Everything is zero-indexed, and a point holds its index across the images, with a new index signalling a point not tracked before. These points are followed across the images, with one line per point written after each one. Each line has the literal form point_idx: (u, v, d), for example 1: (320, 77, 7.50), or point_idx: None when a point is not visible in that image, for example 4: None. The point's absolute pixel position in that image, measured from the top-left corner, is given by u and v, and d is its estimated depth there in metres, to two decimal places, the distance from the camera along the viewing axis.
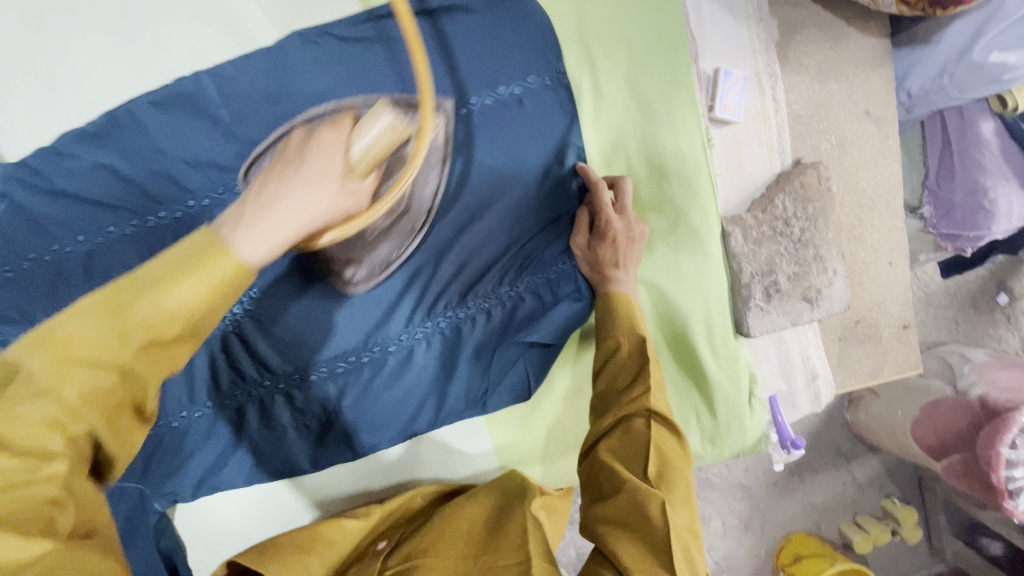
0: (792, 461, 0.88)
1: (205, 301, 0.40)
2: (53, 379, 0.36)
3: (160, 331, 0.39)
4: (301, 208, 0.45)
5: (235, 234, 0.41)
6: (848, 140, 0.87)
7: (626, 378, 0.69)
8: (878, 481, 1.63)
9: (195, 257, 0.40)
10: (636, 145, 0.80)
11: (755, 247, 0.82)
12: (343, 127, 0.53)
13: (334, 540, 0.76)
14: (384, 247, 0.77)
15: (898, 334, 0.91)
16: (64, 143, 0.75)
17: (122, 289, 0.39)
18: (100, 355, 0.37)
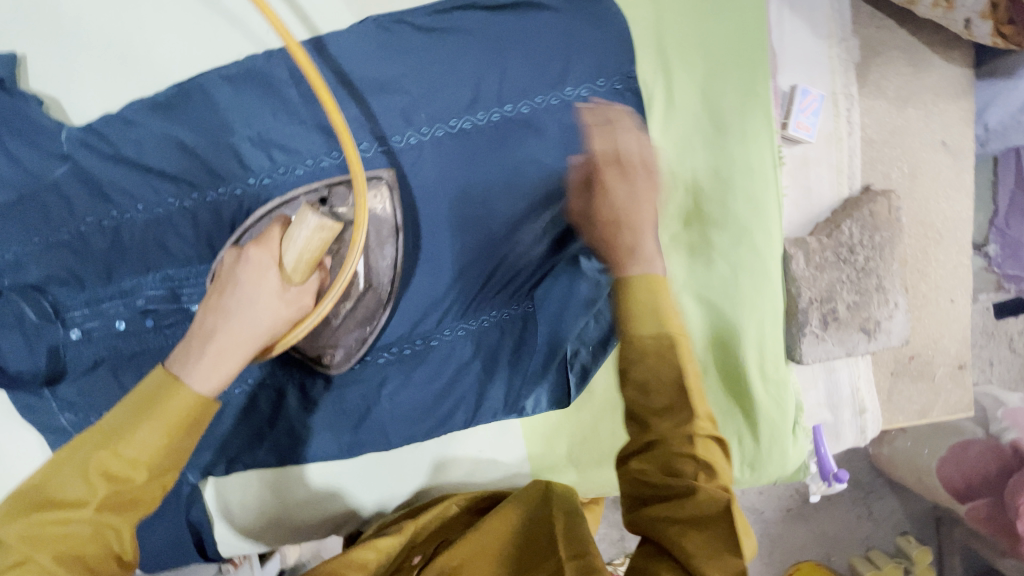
0: (832, 495, 0.86)
1: (158, 441, 0.51)
2: (32, 546, 0.48)
3: (125, 478, 0.50)
4: (243, 332, 0.55)
5: (184, 371, 0.53)
6: (920, 170, 0.84)
7: (663, 392, 0.57)
8: (896, 517, 1.60)
9: (139, 410, 0.51)
10: (704, 157, 0.78)
11: (816, 273, 0.80)
12: (272, 237, 0.58)
13: (368, 560, 0.74)
14: (353, 330, 0.77)
15: (953, 374, 0.88)
16: (132, 112, 0.75)
17: (91, 444, 0.50)
18: (69, 518, 0.49)
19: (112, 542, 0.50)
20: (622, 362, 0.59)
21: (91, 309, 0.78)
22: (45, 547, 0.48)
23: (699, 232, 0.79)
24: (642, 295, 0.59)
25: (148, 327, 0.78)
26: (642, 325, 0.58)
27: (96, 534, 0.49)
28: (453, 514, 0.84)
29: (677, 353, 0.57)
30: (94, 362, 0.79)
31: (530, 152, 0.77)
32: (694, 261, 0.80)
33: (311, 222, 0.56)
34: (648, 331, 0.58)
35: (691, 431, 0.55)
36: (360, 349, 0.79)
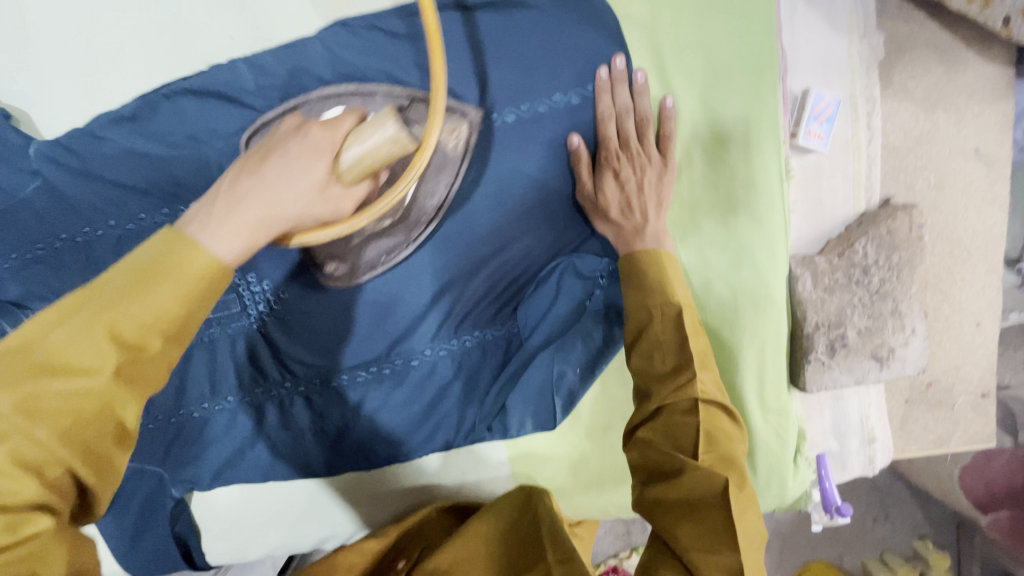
0: (834, 527, 0.81)
1: (179, 307, 0.40)
2: (21, 422, 0.36)
3: (141, 347, 0.39)
4: (270, 207, 0.48)
5: (200, 232, 0.44)
6: (949, 181, 0.76)
7: (666, 362, 0.61)
8: (913, 521, 1.54)
9: (157, 263, 0.41)
10: (702, 170, 0.71)
11: (825, 296, 0.73)
12: (341, 128, 0.54)
13: (353, 563, 0.77)
14: (373, 249, 0.73)
15: (974, 403, 0.82)
16: (100, 126, 0.73)
17: (89, 303, 0.39)
18: (69, 389, 0.37)
19: (123, 418, 0.39)
20: (631, 336, 0.64)
21: None
22: (43, 423, 0.36)
23: (696, 250, 0.73)
24: (654, 268, 0.65)
25: None
26: (650, 295, 0.64)
27: (103, 407, 0.38)
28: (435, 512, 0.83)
29: (685, 322, 0.61)
30: None
31: (515, 163, 0.71)
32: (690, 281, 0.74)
33: (388, 130, 0.53)
34: (658, 304, 0.63)
35: (693, 395, 0.57)
36: (366, 274, 0.74)
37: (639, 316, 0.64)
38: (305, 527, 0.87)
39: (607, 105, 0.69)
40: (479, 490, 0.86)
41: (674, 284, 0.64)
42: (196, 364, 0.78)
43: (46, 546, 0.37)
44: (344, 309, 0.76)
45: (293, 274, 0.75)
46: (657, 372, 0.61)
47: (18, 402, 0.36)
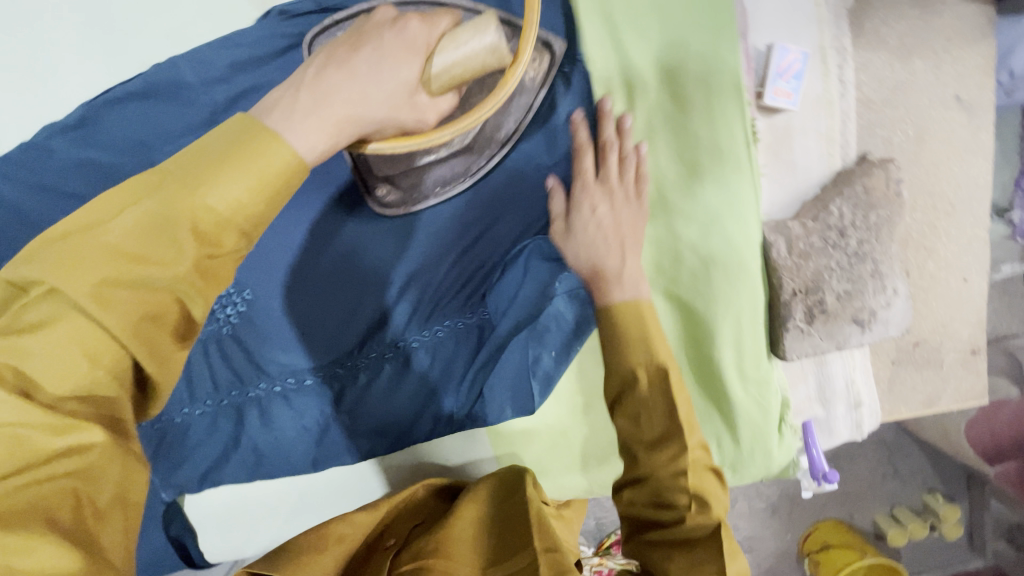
0: (822, 493, 0.81)
1: (252, 203, 0.42)
2: (98, 307, 0.38)
3: (214, 243, 0.41)
4: (359, 109, 0.51)
5: (284, 127, 0.46)
6: (929, 132, 0.73)
7: (654, 425, 0.63)
8: (921, 475, 1.54)
9: (230, 155, 0.42)
10: (665, 138, 0.68)
11: (800, 261, 0.71)
12: (438, 31, 0.56)
13: (344, 534, 0.76)
14: (433, 176, 0.70)
15: (964, 360, 0.79)
16: (46, 136, 0.71)
17: (159, 195, 0.41)
18: (146, 276, 0.39)
19: (190, 312, 0.41)
20: (616, 391, 0.65)
21: None
22: (115, 312, 0.38)
23: (665, 223, 0.70)
24: (636, 327, 0.65)
25: None
26: (635, 354, 0.64)
27: (173, 298, 0.40)
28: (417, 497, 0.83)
29: (669, 383, 0.63)
30: None
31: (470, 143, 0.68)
32: (659, 256, 0.71)
33: (488, 39, 0.56)
34: (643, 365, 0.63)
35: (683, 464, 0.61)
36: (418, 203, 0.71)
37: (621, 374, 0.64)
38: (298, 520, 0.89)
39: (585, 137, 0.66)
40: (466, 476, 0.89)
41: (658, 340, 0.65)
42: None
43: (101, 459, 0.39)
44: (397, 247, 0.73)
45: (260, 274, 0.72)
46: (643, 438, 0.63)
47: (98, 285, 0.38)
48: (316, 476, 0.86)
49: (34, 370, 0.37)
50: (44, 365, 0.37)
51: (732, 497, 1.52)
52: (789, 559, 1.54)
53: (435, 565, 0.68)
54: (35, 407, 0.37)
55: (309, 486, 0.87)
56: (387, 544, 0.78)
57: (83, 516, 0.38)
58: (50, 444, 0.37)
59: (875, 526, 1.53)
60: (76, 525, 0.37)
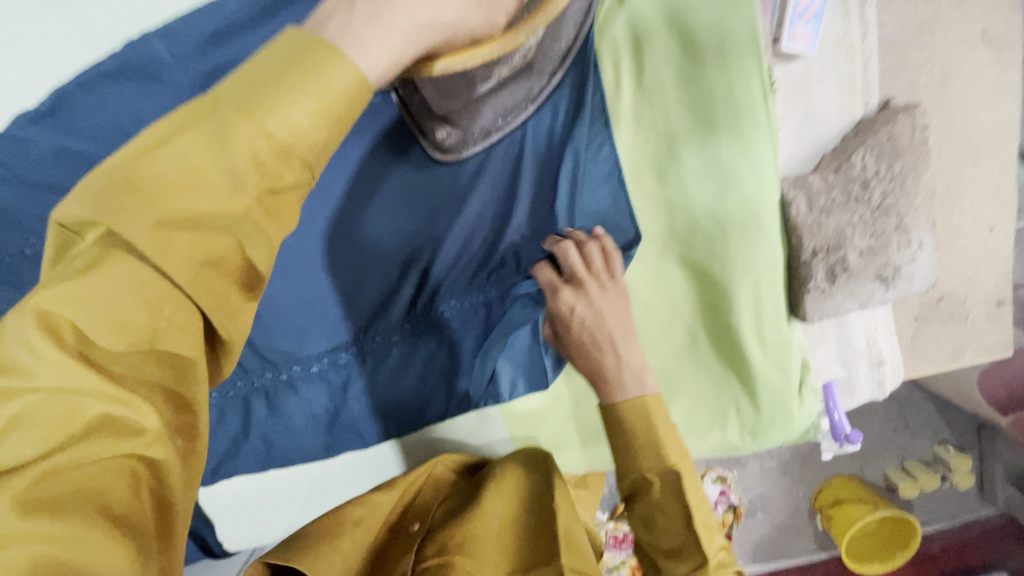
0: (845, 454, 0.79)
1: (319, 127, 0.33)
2: (152, 250, 0.30)
3: (278, 176, 0.32)
4: (425, 12, 0.38)
5: (343, 37, 0.34)
6: (955, 73, 0.68)
7: (671, 531, 0.62)
8: (932, 427, 1.54)
9: (289, 62, 0.32)
10: (675, 93, 0.64)
11: (822, 218, 0.67)
12: None
13: (363, 516, 0.73)
14: (489, 113, 0.61)
15: (989, 313, 0.76)
16: (19, 127, 0.66)
17: (211, 115, 0.31)
18: (199, 212, 0.31)
19: (254, 261, 0.33)
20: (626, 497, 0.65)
21: None
22: (171, 259, 0.30)
23: (677, 185, 0.67)
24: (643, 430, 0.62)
25: None
26: (643, 459, 0.62)
27: (236, 240, 0.32)
28: (438, 473, 0.82)
29: (683, 487, 0.61)
30: None
31: None
32: (673, 219, 0.69)
33: None
34: (651, 470, 0.61)
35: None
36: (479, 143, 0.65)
37: (630, 479, 0.63)
38: (318, 510, 0.89)
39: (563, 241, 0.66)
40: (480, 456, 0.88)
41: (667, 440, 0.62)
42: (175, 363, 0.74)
43: (152, 443, 0.32)
44: (420, 213, 0.70)
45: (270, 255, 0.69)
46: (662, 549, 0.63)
47: (152, 224, 0.30)
48: (330, 462, 0.85)
49: (84, 325, 0.30)
50: (95, 317, 0.30)
51: (743, 457, 1.53)
52: (800, 515, 1.55)
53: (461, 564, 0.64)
54: (88, 372, 0.30)
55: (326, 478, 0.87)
56: (411, 529, 0.76)
57: (144, 499, 0.32)
58: (103, 411, 0.31)
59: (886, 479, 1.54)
60: (136, 510, 0.31)
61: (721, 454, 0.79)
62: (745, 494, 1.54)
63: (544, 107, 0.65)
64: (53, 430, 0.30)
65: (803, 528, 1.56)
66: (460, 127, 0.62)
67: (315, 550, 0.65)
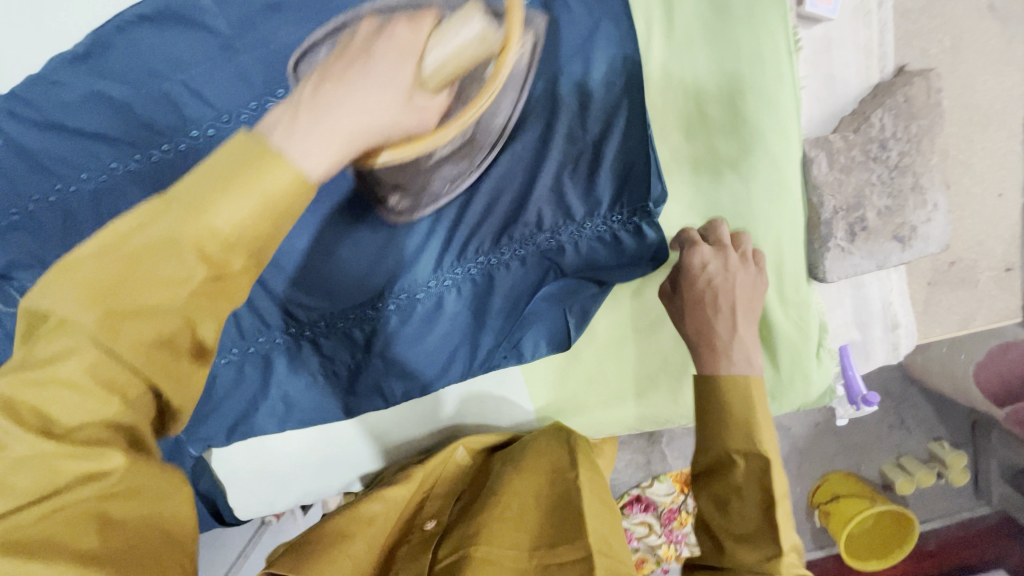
0: (861, 417, 0.80)
1: (261, 222, 0.35)
2: (104, 337, 0.33)
3: (223, 264, 0.35)
4: (365, 119, 0.40)
5: (285, 141, 0.36)
6: (965, 42, 0.71)
7: (745, 513, 0.59)
8: (928, 423, 1.55)
9: (235, 168, 0.35)
10: (704, 50, 0.66)
11: (842, 176, 0.69)
12: (422, 25, 0.44)
13: (376, 513, 0.72)
14: (440, 181, 0.67)
15: (997, 278, 0.79)
16: (53, 69, 0.66)
17: (161, 215, 0.35)
18: (147, 304, 0.34)
19: (202, 338, 0.36)
20: (706, 474, 0.63)
21: None
22: (123, 344, 0.34)
23: (704, 141, 0.69)
24: (740, 402, 0.63)
25: None
26: (732, 437, 0.61)
27: (184, 322, 0.35)
28: (456, 458, 0.83)
29: (770, 476, 0.59)
30: None
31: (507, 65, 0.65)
32: (699, 176, 0.71)
33: (476, 26, 0.47)
34: (739, 448, 0.61)
35: (774, 568, 0.55)
36: (429, 205, 0.70)
37: (714, 455, 0.62)
38: (331, 480, 0.88)
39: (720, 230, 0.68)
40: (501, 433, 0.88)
41: (757, 423, 0.61)
42: None
43: (127, 482, 0.35)
44: None
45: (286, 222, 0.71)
46: (732, 535, 0.59)
47: (104, 315, 0.33)
48: (344, 427, 0.84)
49: (46, 407, 0.33)
50: (53, 399, 0.33)
51: None
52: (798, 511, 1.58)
53: (476, 553, 0.61)
54: (48, 443, 0.33)
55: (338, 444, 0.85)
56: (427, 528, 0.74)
57: (119, 539, 0.34)
58: (69, 472, 0.33)
59: (883, 476, 1.55)
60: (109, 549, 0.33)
61: None
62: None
63: (577, 61, 0.66)
64: (30, 490, 0.33)
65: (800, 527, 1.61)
66: (411, 194, 0.68)
67: (323, 550, 0.63)
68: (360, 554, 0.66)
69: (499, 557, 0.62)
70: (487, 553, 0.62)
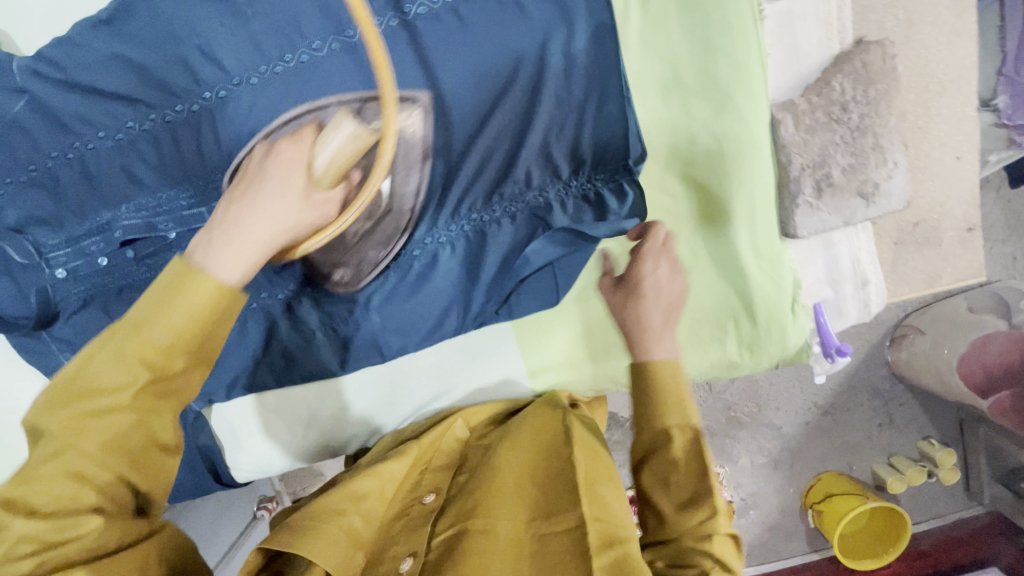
0: (836, 369, 0.84)
1: (190, 327, 0.47)
2: (74, 435, 0.44)
3: (163, 365, 0.47)
4: (268, 228, 0.54)
5: (205, 260, 0.50)
6: (918, 15, 0.78)
7: (682, 484, 0.62)
8: (917, 422, 1.56)
9: (172, 288, 0.47)
10: (677, 19, 0.73)
11: (807, 137, 0.75)
12: (304, 138, 0.58)
13: (369, 490, 0.69)
14: (371, 249, 0.77)
15: (961, 238, 0.84)
16: (79, 33, 0.72)
17: (115, 339, 0.46)
18: (107, 406, 0.45)
19: (154, 429, 0.47)
20: (644, 448, 0.66)
21: (72, 247, 0.78)
22: (90, 437, 0.44)
23: (679, 104, 0.75)
24: (671, 380, 0.66)
25: (129, 257, 0.79)
26: (669, 414, 0.65)
27: (137, 416, 0.46)
28: (456, 429, 0.81)
29: (702, 446, 0.63)
30: (83, 302, 0.81)
31: (497, 31, 0.71)
32: (676, 137, 0.76)
33: (347, 129, 0.57)
34: (674, 424, 0.64)
35: (712, 528, 0.59)
36: (372, 274, 0.79)
37: (653, 431, 0.65)
38: (339, 438, 0.89)
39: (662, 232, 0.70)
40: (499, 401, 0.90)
41: (687, 400, 0.66)
42: None
43: (97, 544, 0.44)
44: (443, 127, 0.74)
45: None
46: (674, 503, 0.62)
47: (75, 418, 0.44)
48: (354, 384, 0.86)
49: (30, 495, 0.43)
50: (36, 491, 0.43)
51: (734, 453, 1.56)
52: (792, 512, 1.59)
53: (475, 526, 0.63)
54: (33, 519, 0.43)
55: (351, 404, 0.87)
56: (423, 503, 0.69)
57: None
58: (51, 539, 0.43)
59: (874, 476, 1.57)
60: None
61: (722, 372, 0.83)
62: (738, 491, 1.57)
63: (562, 28, 0.71)
64: (23, 549, 0.42)
65: (794, 529, 1.60)
66: (349, 265, 0.78)
67: (317, 523, 0.61)
68: (360, 530, 0.63)
69: (497, 527, 0.63)
70: (486, 524, 0.63)
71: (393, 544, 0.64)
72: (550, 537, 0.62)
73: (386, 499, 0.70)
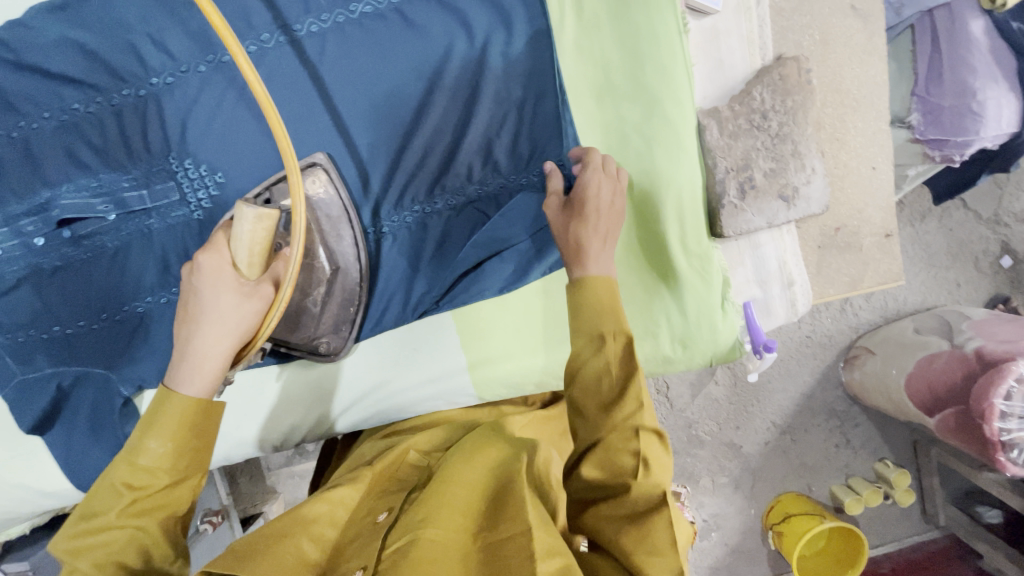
0: (765, 367, 0.86)
1: (167, 442, 0.60)
2: (78, 553, 0.57)
3: (149, 479, 0.60)
4: (225, 335, 0.65)
5: (176, 382, 0.63)
6: (831, 37, 0.85)
7: (609, 383, 0.62)
8: (873, 444, 1.55)
9: (154, 412, 0.61)
10: (610, 28, 0.78)
11: (730, 142, 0.80)
12: (222, 243, 0.66)
13: (321, 515, 0.66)
14: (331, 313, 0.81)
15: (880, 243, 0.91)
16: (31, 16, 0.73)
17: (112, 465, 0.60)
18: (99, 527, 0.58)
19: (144, 540, 0.59)
20: (577, 358, 0.65)
21: (7, 228, 0.77)
22: (92, 554, 0.57)
23: (612, 107, 0.80)
24: (606, 294, 0.65)
25: (66, 238, 0.79)
26: (605, 321, 0.64)
27: (132, 529, 0.58)
28: (411, 461, 0.79)
29: (633, 349, 0.63)
30: (16, 282, 0.79)
31: (440, 32, 0.75)
32: (608, 139, 0.81)
33: (249, 215, 0.63)
34: (610, 330, 0.63)
35: (638, 422, 0.60)
36: (354, 333, 0.84)
37: (587, 339, 0.64)
38: (274, 433, 0.88)
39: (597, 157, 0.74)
40: (442, 411, 0.90)
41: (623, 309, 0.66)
42: (140, 253, 0.81)
43: None
44: (387, 122, 0.78)
45: (234, 164, 0.79)
46: (599, 404, 0.62)
47: (74, 543, 0.58)
48: (295, 378, 0.86)
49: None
50: None
51: (694, 471, 1.52)
52: (752, 534, 1.55)
53: (426, 534, 0.57)
54: None
55: (296, 394, 0.87)
56: (377, 521, 0.65)
57: None
58: None
59: (833, 498, 1.54)
60: None
61: (657, 367, 0.85)
62: (699, 512, 1.53)
63: (501, 32, 0.76)
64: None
65: (757, 552, 1.56)
66: (329, 333, 0.83)
67: (266, 545, 0.59)
68: (308, 555, 0.61)
69: (445, 539, 0.57)
70: (436, 534, 0.57)
71: (346, 553, 0.62)
72: (498, 545, 0.56)
73: (338, 520, 0.67)
